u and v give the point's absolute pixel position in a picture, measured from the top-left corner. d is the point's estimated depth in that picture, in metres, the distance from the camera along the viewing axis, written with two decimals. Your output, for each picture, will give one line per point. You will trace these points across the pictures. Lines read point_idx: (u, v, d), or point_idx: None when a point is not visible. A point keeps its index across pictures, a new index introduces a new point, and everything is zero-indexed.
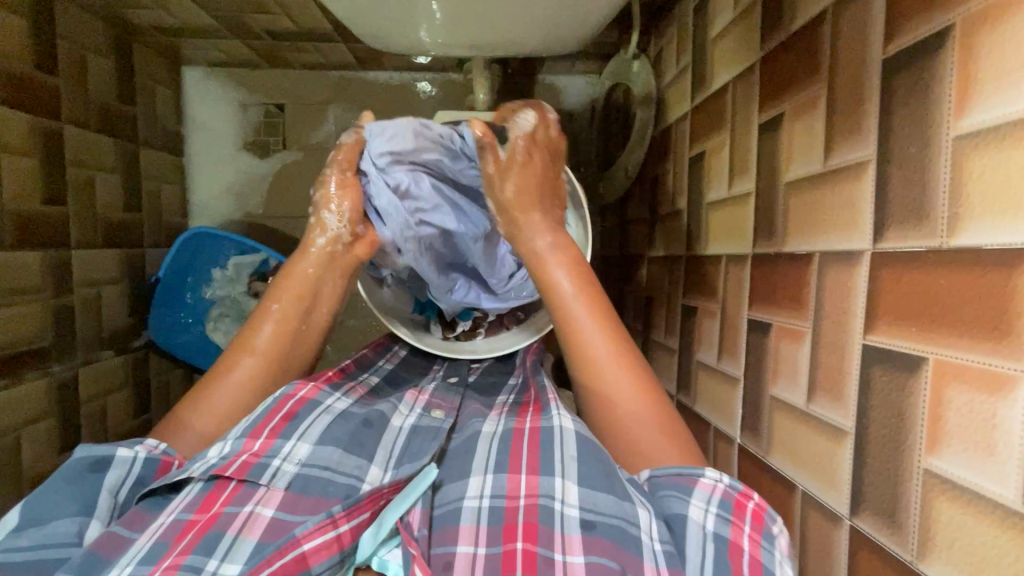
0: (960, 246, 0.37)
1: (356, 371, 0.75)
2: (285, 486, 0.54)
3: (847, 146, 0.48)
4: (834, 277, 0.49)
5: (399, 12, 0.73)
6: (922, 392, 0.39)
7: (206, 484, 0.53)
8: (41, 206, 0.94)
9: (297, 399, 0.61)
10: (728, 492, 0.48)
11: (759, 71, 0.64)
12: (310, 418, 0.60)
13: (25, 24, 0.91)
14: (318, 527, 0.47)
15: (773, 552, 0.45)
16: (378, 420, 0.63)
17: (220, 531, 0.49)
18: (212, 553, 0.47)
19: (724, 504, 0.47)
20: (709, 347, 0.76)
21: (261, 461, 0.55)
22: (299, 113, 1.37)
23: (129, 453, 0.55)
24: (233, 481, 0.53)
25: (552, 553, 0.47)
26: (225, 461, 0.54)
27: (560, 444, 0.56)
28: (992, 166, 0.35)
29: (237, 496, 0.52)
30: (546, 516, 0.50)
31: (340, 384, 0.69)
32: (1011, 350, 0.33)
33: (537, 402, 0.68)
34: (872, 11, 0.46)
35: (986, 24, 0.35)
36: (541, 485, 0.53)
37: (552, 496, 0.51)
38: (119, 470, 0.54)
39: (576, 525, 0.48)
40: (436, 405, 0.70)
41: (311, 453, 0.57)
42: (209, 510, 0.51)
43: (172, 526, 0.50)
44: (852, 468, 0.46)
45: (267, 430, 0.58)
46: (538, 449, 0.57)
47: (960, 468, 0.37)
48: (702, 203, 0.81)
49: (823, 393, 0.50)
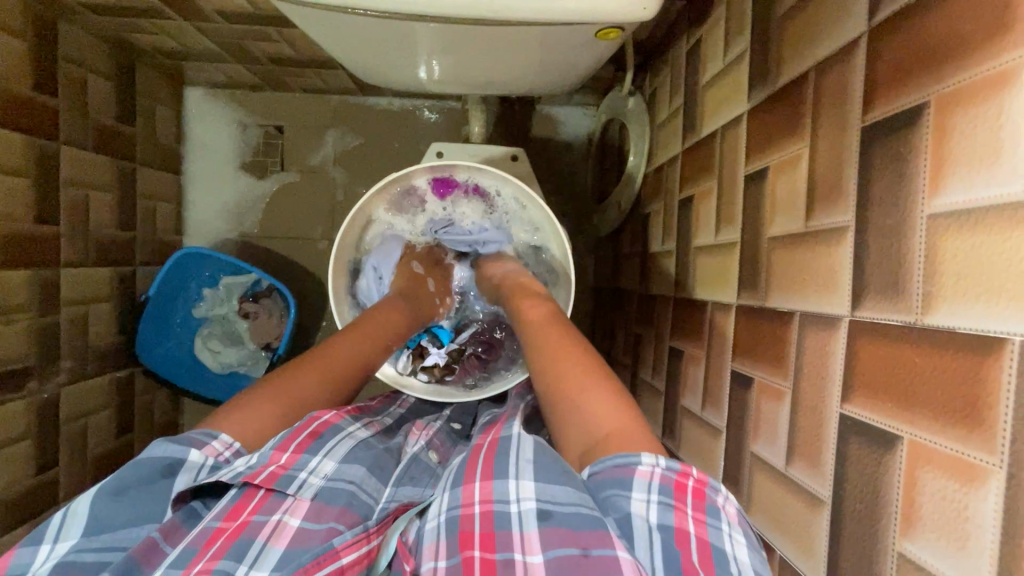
0: (935, 326, 0.36)
1: (371, 412, 0.73)
2: (312, 497, 0.52)
3: (828, 209, 0.48)
4: (814, 339, 0.48)
5: (393, 54, 0.73)
6: (897, 469, 0.39)
7: (237, 492, 0.51)
8: (32, 225, 0.95)
9: (322, 422, 0.60)
10: (667, 476, 0.45)
11: (746, 121, 0.64)
12: (336, 439, 0.59)
13: (28, 47, 0.92)
14: (355, 540, 0.48)
15: (719, 525, 0.43)
16: (395, 451, 0.65)
17: (250, 537, 0.48)
18: (242, 559, 0.46)
19: (664, 489, 0.44)
20: (693, 394, 0.75)
21: (288, 473, 0.53)
22: (298, 136, 1.38)
23: (200, 457, 0.53)
24: (261, 490, 0.51)
25: (512, 556, 0.44)
26: (253, 470, 0.52)
27: (516, 453, 0.52)
28: (966, 249, 0.34)
29: (266, 505, 0.50)
30: (503, 520, 0.47)
31: (359, 417, 0.68)
32: (983, 440, 0.32)
33: (504, 419, 0.66)
34: (853, 79, 0.46)
35: (960, 105, 0.35)
36: (495, 489, 0.49)
37: (506, 499, 0.48)
38: (189, 475, 0.52)
39: (534, 521, 0.45)
40: (435, 445, 0.70)
41: (336, 469, 0.56)
42: (237, 518, 0.49)
43: (200, 535, 0.47)
44: (828, 539, 0.45)
45: (294, 444, 0.56)
46: (493, 457, 0.53)
47: (931, 555, 0.36)
48: (690, 246, 0.80)
49: (802, 458, 0.49)
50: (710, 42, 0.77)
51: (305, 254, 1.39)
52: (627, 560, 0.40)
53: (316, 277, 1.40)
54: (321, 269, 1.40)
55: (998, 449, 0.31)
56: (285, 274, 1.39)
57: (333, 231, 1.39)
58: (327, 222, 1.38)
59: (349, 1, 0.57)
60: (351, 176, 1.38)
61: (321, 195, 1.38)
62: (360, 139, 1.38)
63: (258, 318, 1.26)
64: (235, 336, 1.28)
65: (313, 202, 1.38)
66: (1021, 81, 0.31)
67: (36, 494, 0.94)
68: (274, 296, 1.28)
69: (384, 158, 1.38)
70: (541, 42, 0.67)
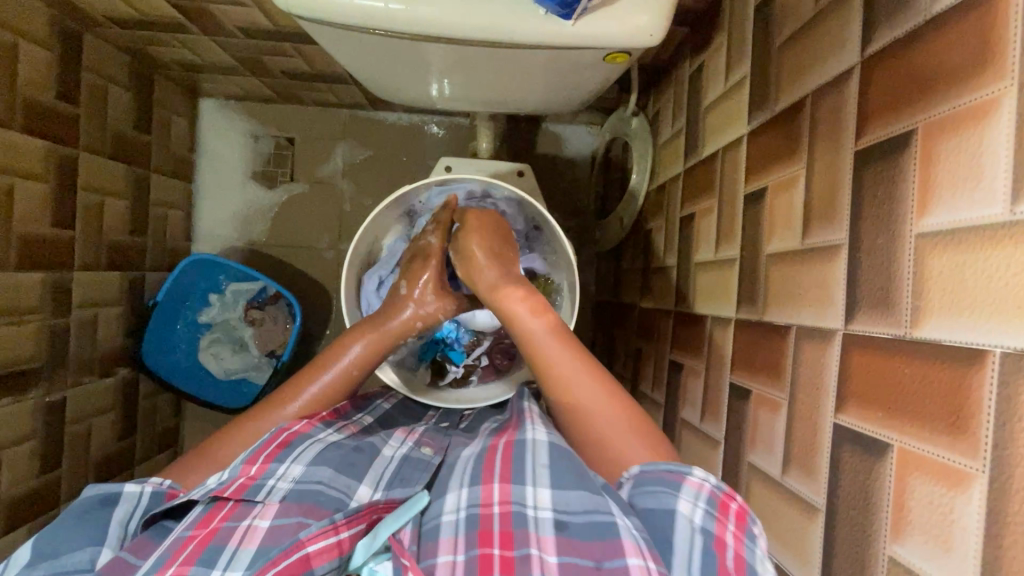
0: (923, 339, 0.38)
1: (351, 411, 0.71)
2: (281, 499, 0.54)
3: (823, 229, 0.50)
4: (810, 352, 0.50)
5: (409, 73, 0.77)
6: (888, 476, 0.40)
7: (205, 506, 0.53)
8: (49, 228, 0.97)
9: (291, 431, 0.60)
10: (715, 491, 0.50)
11: (746, 143, 0.67)
12: (304, 444, 0.59)
13: (54, 57, 0.95)
14: (322, 532, 0.49)
15: (755, 548, 0.47)
16: (369, 446, 0.63)
17: (220, 543, 0.50)
18: (214, 564, 0.48)
19: (710, 501, 0.49)
20: (693, 407, 0.76)
21: (257, 482, 0.55)
22: (309, 148, 1.41)
23: (137, 488, 0.55)
24: (230, 501, 0.53)
25: (529, 551, 0.48)
26: (223, 484, 0.54)
27: (532, 459, 0.56)
28: (950, 265, 0.37)
29: (235, 513, 0.52)
30: (521, 521, 0.51)
31: (334, 421, 0.66)
32: (968, 447, 0.34)
33: (516, 421, 0.66)
34: (845, 107, 0.49)
35: (944, 132, 0.38)
36: (513, 491, 0.53)
37: (523, 503, 0.52)
38: (127, 504, 0.54)
39: (549, 526, 0.50)
40: (427, 441, 0.67)
41: (304, 471, 0.56)
42: (208, 526, 0.51)
43: (172, 544, 0.49)
44: (822, 546, 0.47)
45: (263, 455, 0.57)
46: (510, 459, 0.57)
47: (920, 558, 0.37)
48: (691, 262, 0.83)
49: (798, 466, 0.51)
50: (711, 68, 0.81)
51: (312, 263, 1.41)
52: (636, 566, 0.45)
53: (321, 286, 1.42)
54: (327, 278, 1.42)
55: (982, 454, 0.33)
56: (292, 283, 1.42)
57: (340, 241, 1.41)
58: (334, 232, 1.41)
59: (369, 23, 0.61)
60: (359, 188, 1.41)
61: (328, 206, 1.41)
62: (369, 152, 1.41)
63: (264, 325, 1.29)
64: (238, 343, 1.30)
65: (322, 212, 1.41)
66: (1001, 112, 0.34)
67: (38, 496, 0.95)
68: (280, 303, 1.29)
69: (391, 170, 1.41)
70: (551, 65, 0.70)
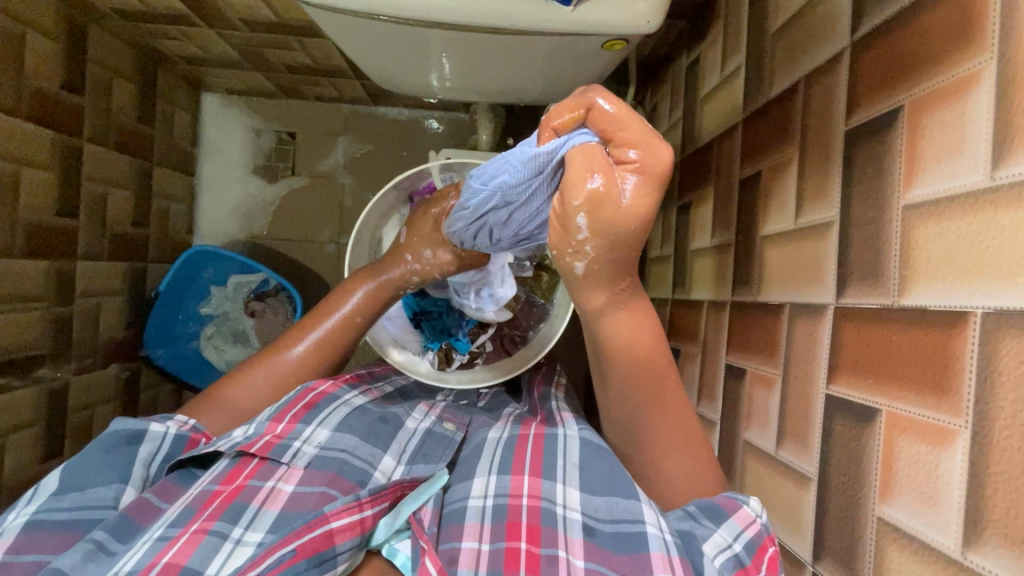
0: (908, 306, 0.40)
1: (370, 379, 0.75)
2: (305, 465, 0.55)
3: (816, 208, 0.52)
4: (803, 328, 0.52)
5: (411, 61, 0.78)
6: (877, 439, 0.42)
7: (232, 460, 0.55)
8: (54, 217, 0.98)
9: (317, 393, 0.62)
10: (760, 532, 0.48)
11: (742, 130, 0.69)
12: (331, 408, 0.61)
13: (60, 47, 0.97)
14: (346, 507, 0.48)
15: None
16: (394, 418, 0.64)
17: (245, 502, 0.51)
18: (237, 522, 0.49)
19: (750, 543, 0.47)
20: (690, 391, 0.78)
21: (283, 442, 0.56)
22: (310, 142, 1.42)
23: (161, 428, 0.56)
24: (256, 458, 0.55)
25: (556, 552, 0.49)
26: (249, 440, 0.56)
27: (563, 454, 0.58)
28: (934, 233, 0.38)
29: (260, 472, 0.54)
30: (550, 519, 0.52)
31: (357, 384, 0.69)
32: (949, 404, 0.36)
33: (544, 417, 0.68)
34: (837, 88, 0.50)
35: (929, 107, 0.39)
36: (544, 487, 0.55)
37: (552, 500, 0.54)
38: (151, 444, 0.55)
39: (578, 529, 0.51)
40: (448, 417, 0.69)
41: (329, 437, 0.58)
42: (233, 482, 0.52)
43: (199, 496, 0.51)
44: (814, 515, 0.48)
45: (290, 415, 0.58)
46: (540, 453, 0.59)
47: (909, 517, 0.38)
48: (688, 250, 0.84)
49: (791, 439, 0.52)
50: (708, 59, 0.82)
51: (312, 256, 1.42)
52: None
53: (322, 279, 1.43)
54: (327, 272, 1.43)
55: (964, 412, 0.35)
56: (293, 276, 1.43)
57: (340, 235, 1.42)
58: (335, 226, 1.42)
59: (374, 8, 0.62)
60: (360, 182, 1.42)
61: (329, 199, 1.42)
62: (370, 147, 1.42)
63: (265, 316, 1.30)
64: (238, 334, 1.30)
65: (322, 206, 1.42)
66: (983, 84, 0.35)
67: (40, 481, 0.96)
68: (281, 296, 1.30)
69: (391, 165, 1.42)
70: (551, 53, 0.72)
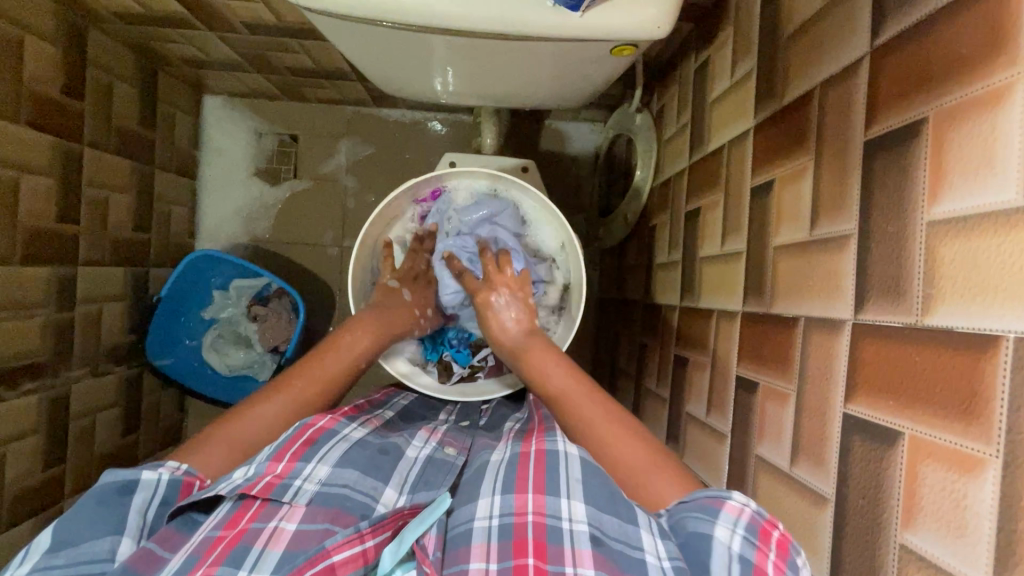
0: (934, 325, 0.38)
1: (370, 407, 0.74)
2: (307, 503, 0.54)
3: (832, 219, 0.50)
4: (819, 343, 0.50)
5: (415, 66, 0.77)
6: (899, 463, 0.40)
7: (233, 503, 0.53)
8: (54, 223, 0.97)
9: (316, 428, 0.61)
10: (754, 517, 0.48)
11: (754, 136, 0.67)
12: (330, 444, 0.60)
13: (59, 52, 0.95)
14: (346, 540, 0.48)
15: None
16: (394, 448, 0.63)
17: (248, 544, 0.49)
18: (241, 566, 0.47)
19: (749, 527, 0.47)
20: (698, 401, 0.76)
21: (284, 482, 0.55)
22: (312, 144, 1.41)
23: (154, 475, 0.54)
24: (258, 500, 0.53)
25: (564, 569, 0.47)
26: (250, 481, 0.54)
27: (565, 469, 0.55)
28: (962, 252, 0.37)
29: (262, 513, 0.52)
30: (556, 535, 0.50)
31: (357, 416, 0.68)
32: (980, 432, 0.34)
33: (540, 426, 0.66)
34: (855, 97, 0.49)
35: (956, 120, 0.38)
36: (547, 504, 0.52)
37: (558, 516, 0.51)
38: (144, 493, 0.53)
39: (586, 540, 0.49)
40: (449, 442, 0.69)
41: (330, 474, 0.57)
42: (235, 526, 0.51)
43: (200, 543, 0.49)
44: (831, 537, 0.47)
45: (289, 453, 0.57)
46: (544, 469, 0.56)
47: (933, 546, 0.37)
48: (697, 256, 0.83)
49: (806, 457, 0.51)
50: (717, 62, 0.81)
51: (314, 260, 1.41)
52: None
53: (325, 282, 1.42)
54: (330, 275, 1.42)
55: (995, 440, 0.33)
56: (295, 279, 1.42)
57: (343, 238, 1.41)
58: (337, 229, 1.41)
59: (377, 14, 0.61)
60: (363, 184, 1.41)
61: (331, 202, 1.41)
62: (372, 149, 1.41)
63: (268, 321, 1.28)
64: (243, 339, 1.30)
65: (324, 210, 1.41)
66: (1015, 97, 0.34)
67: (43, 489, 0.95)
68: (284, 299, 1.29)
69: (394, 167, 1.41)
70: (558, 58, 0.70)
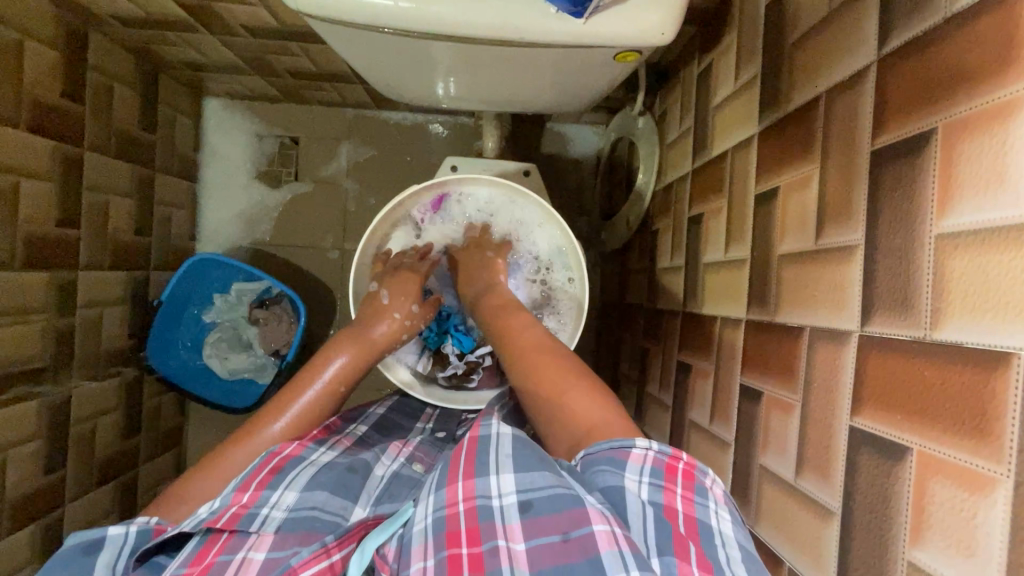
0: (943, 340, 0.38)
1: (341, 425, 0.73)
2: (275, 531, 0.53)
3: (837, 229, 0.50)
4: (824, 354, 0.50)
5: (416, 72, 0.76)
6: (906, 480, 0.40)
7: (199, 539, 0.51)
8: (55, 227, 0.97)
9: (282, 456, 0.61)
10: (658, 458, 0.48)
11: (758, 143, 0.66)
12: (297, 469, 0.60)
13: (59, 56, 0.95)
14: (312, 556, 0.48)
15: (706, 503, 0.46)
16: (362, 466, 0.64)
17: None
18: None
19: (655, 471, 0.47)
20: (701, 408, 0.76)
21: (250, 512, 0.54)
22: (313, 147, 1.40)
23: (121, 528, 0.52)
24: (225, 533, 0.52)
25: (497, 542, 0.44)
26: (214, 514, 0.53)
27: (495, 448, 0.52)
28: (972, 268, 0.36)
29: (230, 545, 0.51)
30: (487, 514, 0.46)
31: (325, 438, 0.68)
32: (991, 451, 0.34)
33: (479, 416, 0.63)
34: (861, 106, 0.48)
35: (966, 132, 0.37)
36: (476, 486, 0.49)
37: (487, 495, 0.48)
38: (112, 550, 0.51)
39: (515, 512, 0.46)
40: (418, 457, 0.70)
41: (299, 498, 0.57)
42: (202, 561, 0.49)
43: None
44: (837, 549, 0.46)
45: (255, 481, 0.56)
46: (473, 453, 0.52)
47: (939, 563, 0.37)
48: (700, 262, 0.82)
49: (812, 469, 0.51)
50: (721, 67, 0.80)
51: (315, 263, 1.41)
52: (603, 533, 0.41)
53: (325, 285, 1.41)
54: (330, 278, 1.41)
55: (1006, 459, 0.33)
56: (296, 283, 1.41)
57: (344, 241, 1.41)
58: (337, 232, 1.41)
59: (378, 21, 0.60)
60: (364, 187, 1.41)
61: (332, 205, 1.40)
62: (373, 152, 1.40)
63: (269, 324, 1.27)
64: (243, 343, 1.30)
65: (324, 212, 1.40)
66: None
67: (44, 495, 0.95)
68: (283, 303, 1.27)
69: (395, 170, 1.40)
70: (560, 63, 0.70)
